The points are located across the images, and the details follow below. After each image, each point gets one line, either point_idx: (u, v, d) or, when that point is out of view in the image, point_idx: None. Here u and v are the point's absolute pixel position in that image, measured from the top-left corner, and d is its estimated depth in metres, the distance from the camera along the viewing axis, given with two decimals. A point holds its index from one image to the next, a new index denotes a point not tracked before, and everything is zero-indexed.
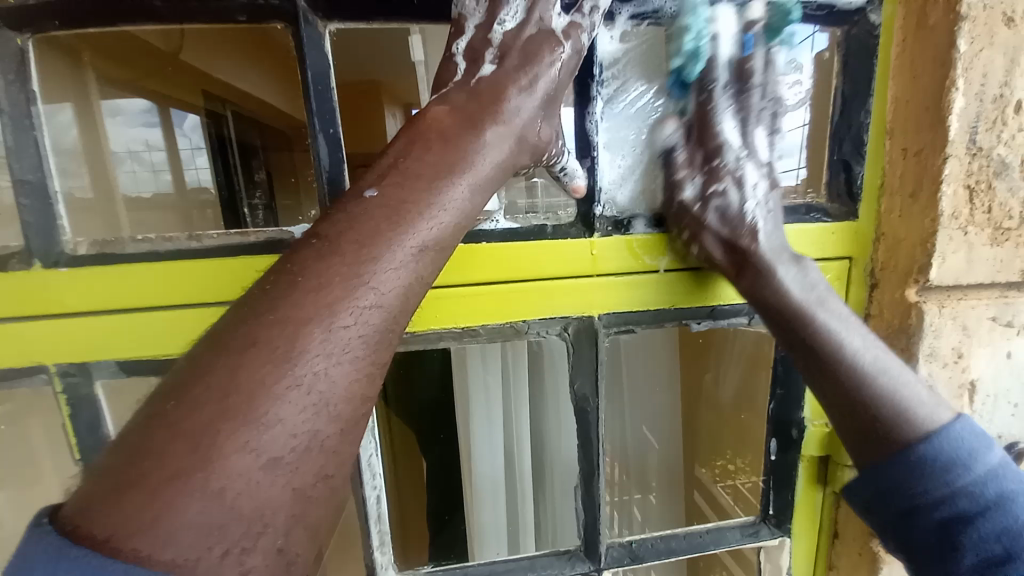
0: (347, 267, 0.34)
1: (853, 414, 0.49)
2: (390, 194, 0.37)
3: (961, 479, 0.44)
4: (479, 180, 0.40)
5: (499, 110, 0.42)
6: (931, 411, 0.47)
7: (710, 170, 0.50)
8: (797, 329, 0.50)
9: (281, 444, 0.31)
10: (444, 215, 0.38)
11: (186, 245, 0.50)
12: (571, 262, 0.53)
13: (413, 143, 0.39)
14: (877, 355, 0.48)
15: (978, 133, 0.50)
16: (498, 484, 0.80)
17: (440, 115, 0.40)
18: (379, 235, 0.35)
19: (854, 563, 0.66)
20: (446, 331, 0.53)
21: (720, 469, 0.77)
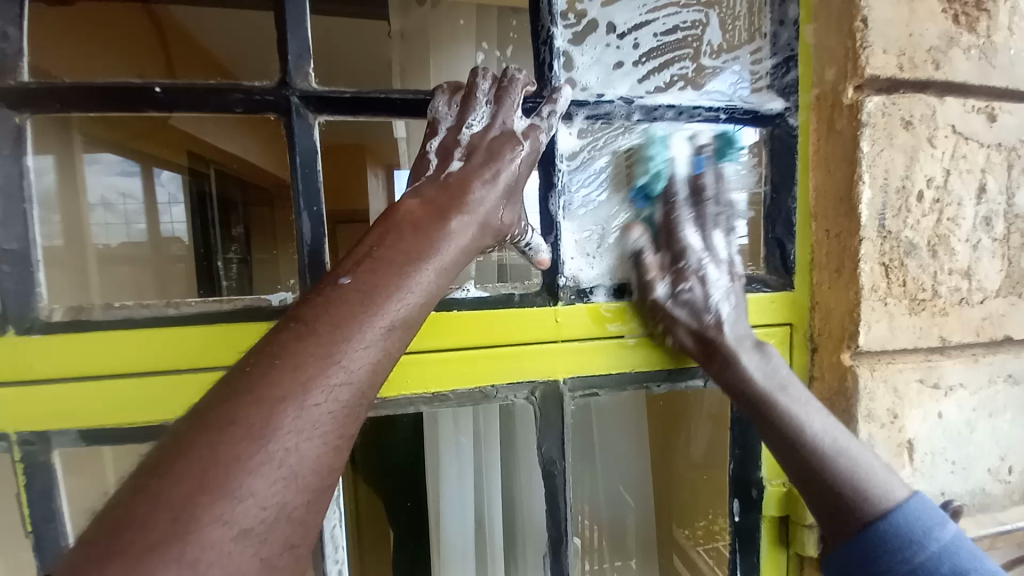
0: (321, 347, 0.36)
1: (817, 490, 0.51)
2: (364, 280, 0.40)
3: (918, 555, 0.45)
4: (445, 265, 0.44)
5: (465, 202, 0.47)
6: (885, 488, 0.49)
7: (676, 262, 0.56)
8: (762, 411, 0.54)
9: (251, 515, 0.31)
10: (412, 297, 0.41)
11: (162, 312, 0.52)
12: (537, 329, 0.56)
13: (388, 232, 0.43)
14: (833, 437, 0.51)
15: (886, 219, 0.58)
16: (470, 554, 0.77)
17: (412, 209, 0.45)
18: (353, 317, 0.38)
19: None
20: (417, 396, 0.55)
21: (702, 532, 0.78)
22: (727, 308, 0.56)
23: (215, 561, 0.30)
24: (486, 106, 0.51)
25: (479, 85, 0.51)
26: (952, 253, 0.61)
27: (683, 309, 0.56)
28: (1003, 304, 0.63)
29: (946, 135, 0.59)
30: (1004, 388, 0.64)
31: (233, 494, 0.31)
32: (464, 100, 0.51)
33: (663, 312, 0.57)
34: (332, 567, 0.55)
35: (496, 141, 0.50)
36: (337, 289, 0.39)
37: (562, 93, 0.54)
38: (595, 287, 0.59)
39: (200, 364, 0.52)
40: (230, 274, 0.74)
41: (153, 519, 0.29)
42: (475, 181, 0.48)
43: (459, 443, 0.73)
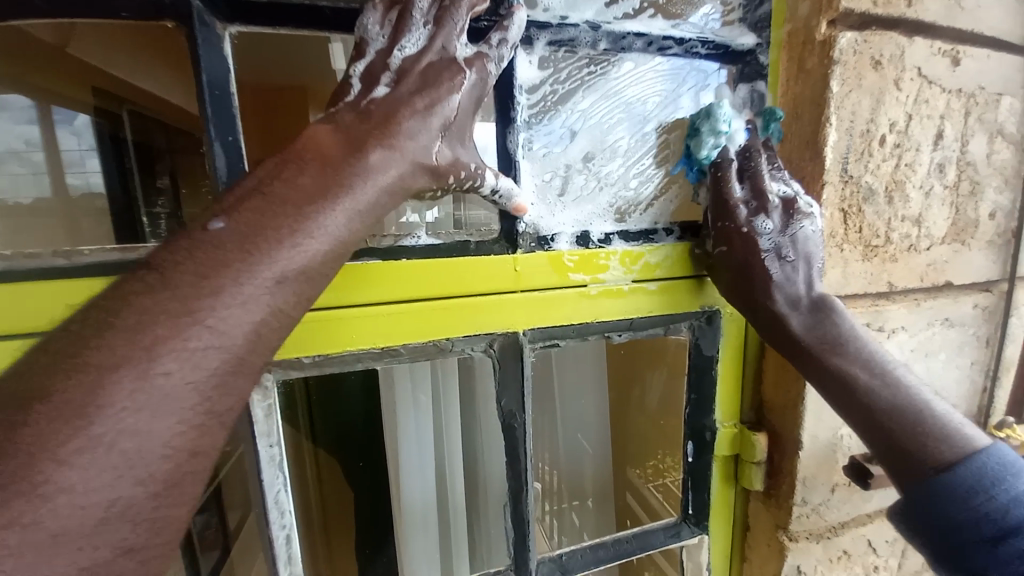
0: (182, 298, 0.32)
1: (879, 434, 0.50)
2: (244, 221, 0.35)
3: (989, 504, 0.45)
4: (360, 206, 0.38)
5: (392, 132, 0.41)
6: (960, 440, 0.48)
7: (759, 196, 0.53)
8: (823, 371, 0.52)
9: (65, 516, 0.28)
10: (312, 242, 0.36)
11: (53, 262, 0.44)
12: (494, 279, 0.53)
13: (283, 165, 0.37)
14: (897, 367, 0.51)
15: (848, 163, 0.57)
16: (429, 507, 0.76)
17: (315, 137, 0.39)
18: (225, 267, 0.33)
19: (763, 554, 0.71)
20: (363, 352, 0.50)
21: (652, 470, 0.82)
22: (778, 269, 0.53)
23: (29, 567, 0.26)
24: (422, 27, 0.43)
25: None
26: (906, 200, 0.61)
27: (752, 247, 0.53)
28: (946, 251, 0.65)
29: (911, 78, 0.58)
30: (939, 331, 0.67)
31: (104, 453, 0.29)
32: (398, 20, 0.43)
33: (740, 250, 0.54)
34: (279, 532, 0.52)
35: (435, 68, 0.43)
36: (208, 233, 0.34)
37: (515, 19, 0.47)
38: (557, 234, 0.55)
39: None
40: (155, 232, 0.53)
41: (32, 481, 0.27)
42: (405, 107, 0.42)
43: (415, 400, 0.70)
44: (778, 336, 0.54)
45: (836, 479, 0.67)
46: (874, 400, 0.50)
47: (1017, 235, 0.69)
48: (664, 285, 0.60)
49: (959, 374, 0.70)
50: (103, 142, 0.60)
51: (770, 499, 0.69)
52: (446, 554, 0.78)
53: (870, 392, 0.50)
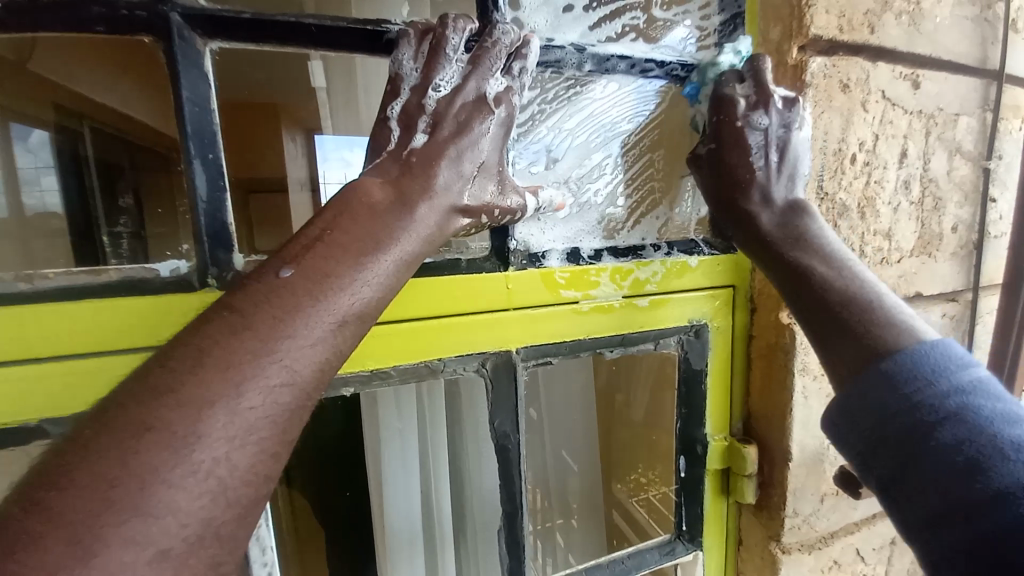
0: (258, 343, 0.30)
1: (820, 293, 0.49)
2: (312, 266, 0.34)
3: (932, 390, 0.40)
4: (406, 254, 0.39)
5: (429, 186, 0.42)
6: (902, 331, 0.45)
7: (759, 93, 0.54)
8: (779, 259, 0.53)
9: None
10: (367, 289, 0.35)
11: (12, 287, 0.41)
12: (486, 297, 0.52)
13: (342, 213, 0.37)
14: (853, 277, 0.50)
15: (823, 180, 0.60)
16: (416, 535, 0.73)
17: (371, 187, 0.40)
18: (298, 310, 0.32)
19: (756, 566, 0.71)
20: (353, 375, 0.49)
21: (635, 484, 0.82)
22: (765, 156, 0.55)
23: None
24: (457, 63, 0.44)
25: (448, 35, 0.43)
26: (877, 215, 0.64)
27: (744, 169, 0.56)
28: (915, 263, 0.69)
29: (876, 100, 0.62)
30: None
31: (113, 505, 0.25)
32: (431, 51, 0.44)
33: (724, 149, 0.56)
34: (262, 571, 0.49)
35: (468, 108, 0.44)
36: (276, 280, 0.33)
37: (533, 46, 0.46)
38: (548, 251, 0.55)
39: (71, 351, 0.42)
40: (118, 253, 0.49)
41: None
42: (445, 156, 0.43)
43: (400, 421, 0.67)
44: (749, 229, 0.55)
45: (824, 489, 0.68)
46: (826, 284, 0.50)
47: (976, 247, 0.73)
48: (654, 301, 0.60)
49: None
50: (62, 160, 0.56)
51: (761, 512, 0.70)
52: None
53: (824, 281, 0.50)
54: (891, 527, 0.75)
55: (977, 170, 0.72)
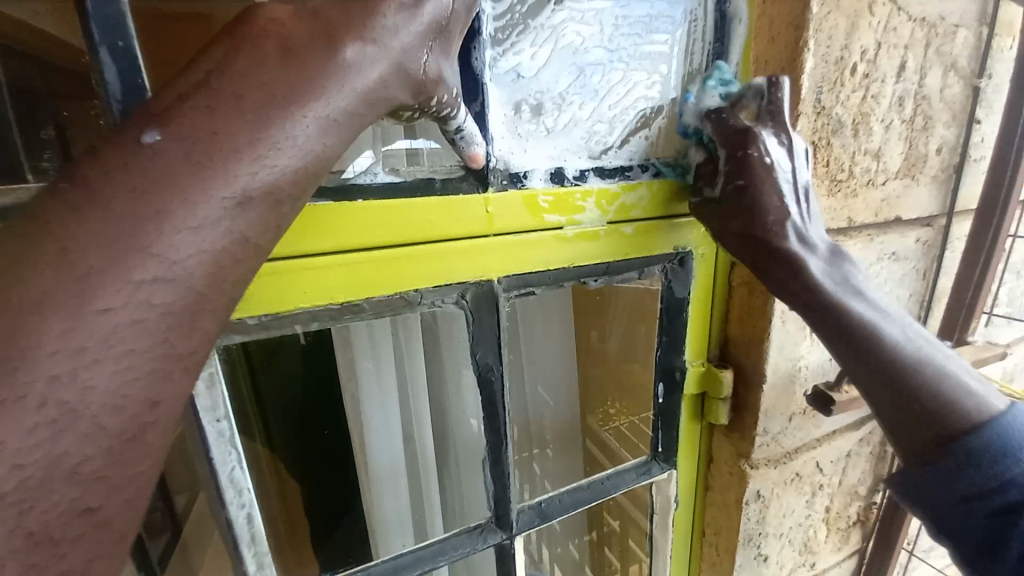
0: (122, 222, 0.26)
1: (891, 383, 0.49)
2: (192, 117, 0.28)
3: (1010, 470, 0.46)
4: (334, 114, 0.31)
5: (372, 26, 0.33)
6: (979, 402, 0.48)
7: (772, 82, 0.50)
8: (836, 324, 0.49)
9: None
10: (278, 157, 0.29)
11: None
12: (465, 222, 0.47)
13: (240, 48, 0.30)
14: (913, 340, 0.50)
15: (822, 93, 0.56)
16: (398, 469, 0.73)
17: (282, 16, 0.31)
18: (172, 183, 0.27)
19: (726, 481, 0.75)
20: (319, 309, 0.44)
21: (603, 414, 0.85)
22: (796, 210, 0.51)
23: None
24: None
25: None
26: (870, 133, 0.62)
27: (770, 211, 0.50)
28: (900, 185, 0.67)
29: (883, 4, 0.57)
30: (888, 264, 0.71)
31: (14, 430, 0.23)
32: None
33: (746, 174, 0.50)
34: (238, 514, 0.47)
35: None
36: (140, 146, 0.27)
37: None
38: (529, 170, 0.50)
39: None
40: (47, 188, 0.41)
41: None
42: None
43: (375, 362, 0.65)
44: (802, 280, 0.50)
45: (793, 409, 0.71)
46: (851, 313, 0.49)
47: (956, 170, 0.73)
48: (641, 228, 0.57)
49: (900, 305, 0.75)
50: None
51: (733, 432, 0.73)
52: (419, 516, 0.75)
53: (863, 321, 0.49)
54: (847, 441, 0.81)
55: (968, 90, 0.69)
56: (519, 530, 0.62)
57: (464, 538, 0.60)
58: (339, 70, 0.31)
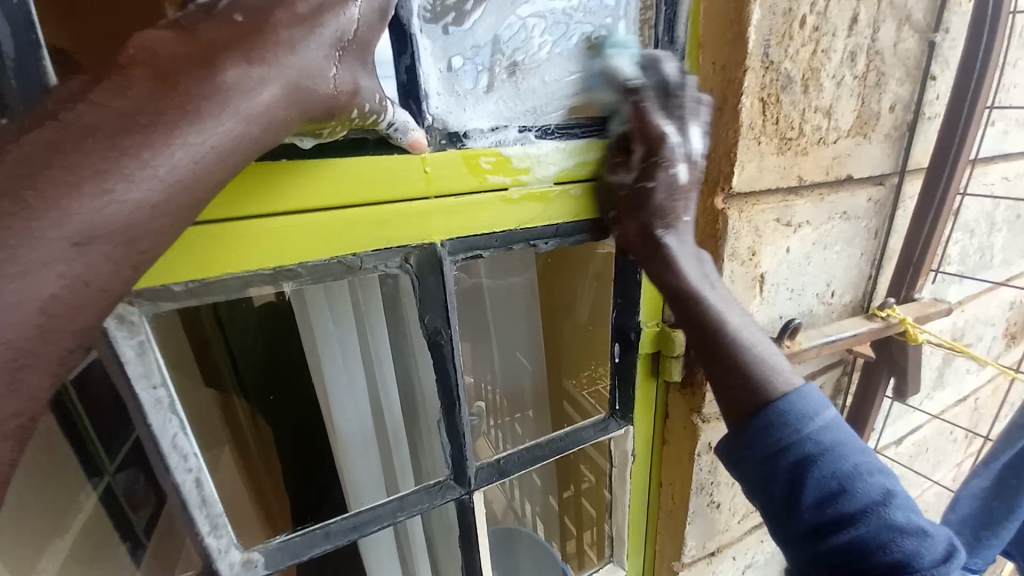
0: (9, 208, 0.27)
1: (733, 376, 0.52)
2: (32, 153, 0.27)
3: (803, 429, 0.49)
4: (213, 141, 0.31)
5: (263, 51, 0.32)
6: (785, 376, 0.52)
7: (652, 139, 0.51)
8: (704, 331, 0.53)
9: None
10: (137, 189, 0.29)
11: None
12: (402, 183, 0.47)
13: (102, 79, 0.29)
14: (747, 327, 0.53)
15: (770, 47, 0.55)
16: (368, 436, 0.73)
17: (157, 42, 0.30)
18: (12, 219, 0.27)
19: (680, 436, 0.78)
20: (252, 275, 0.43)
21: (586, 378, 0.84)
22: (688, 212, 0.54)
23: None
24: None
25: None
26: (820, 90, 0.61)
27: (678, 207, 0.53)
28: (850, 144, 0.68)
29: None
30: (837, 224, 0.72)
31: None
32: None
33: (636, 202, 0.54)
34: (184, 477, 0.47)
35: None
36: None
37: None
38: (471, 129, 0.49)
39: None
40: None
41: None
42: (280, 12, 0.33)
43: (337, 328, 0.65)
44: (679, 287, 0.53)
45: None
46: (737, 350, 0.52)
47: (908, 128, 0.73)
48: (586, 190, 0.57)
49: (850, 264, 0.77)
50: None
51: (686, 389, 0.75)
52: (391, 478, 0.77)
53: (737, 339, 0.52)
54: None
55: (922, 45, 0.69)
56: (477, 485, 0.64)
57: (423, 495, 0.61)
58: (240, 50, 0.32)
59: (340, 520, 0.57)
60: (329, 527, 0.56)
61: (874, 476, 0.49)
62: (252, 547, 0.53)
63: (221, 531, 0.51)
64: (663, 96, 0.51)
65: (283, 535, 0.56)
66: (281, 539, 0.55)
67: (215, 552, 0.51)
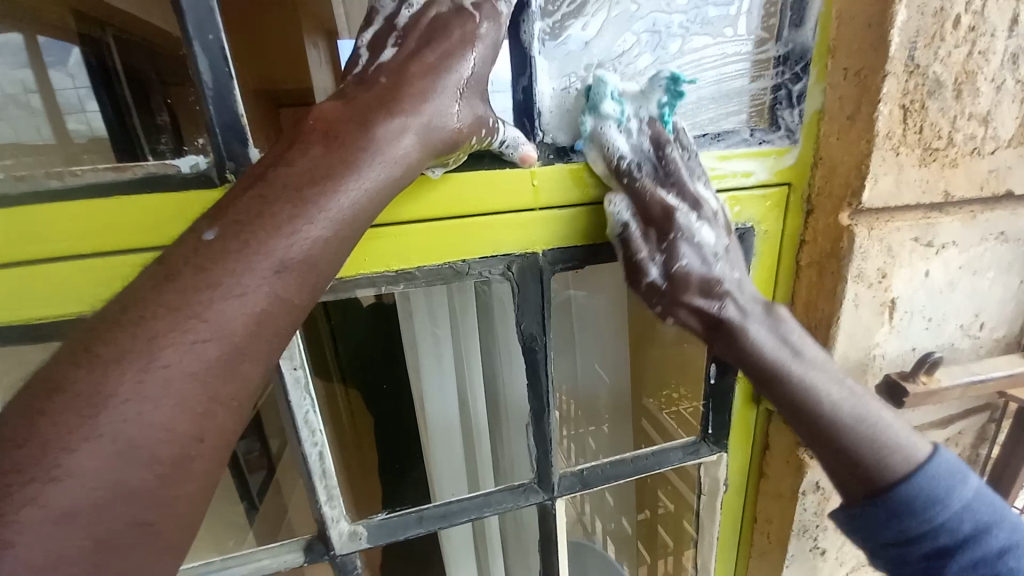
0: (223, 252, 0.33)
1: (858, 464, 0.50)
2: (243, 212, 0.34)
3: (942, 514, 0.48)
4: (370, 184, 0.38)
5: (405, 104, 0.40)
6: (912, 449, 0.50)
7: (665, 224, 0.49)
8: (804, 414, 0.51)
9: (154, 401, 0.31)
10: (317, 227, 0.35)
11: (44, 183, 0.43)
12: (511, 196, 0.50)
13: (292, 145, 0.37)
14: (850, 395, 0.51)
15: (915, 49, 0.50)
16: (453, 430, 0.77)
17: (328, 113, 0.39)
18: (226, 257, 0.33)
19: (781, 470, 0.72)
20: (378, 276, 0.49)
21: (666, 398, 0.83)
22: (694, 256, 0.50)
23: (127, 443, 0.30)
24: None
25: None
26: (976, 94, 0.54)
27: (691, 290, 0.51)
28: (1013, 155, 0.58)
29: None
30: (993, 246, 0.62)
31: (163, 362, 0.31)
32: None
33: (678, 288, 0.51)
34: (312, 449, 0.54)
35: (445, 16, 0.43)
36: (202, 242, 0.34)
37: None
38: (578, 145, 0.51)
39: (91, 251, 0.45)
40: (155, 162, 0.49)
41: (93, 386, 0.30)
42: (415, 64, 0.41)
43: (436, 330, 0.70)
44: (736, 350, 0.52)
45: None
46: (835, 418, 0.50)
47: None
48: None
49: (1008, 294, 0.66)
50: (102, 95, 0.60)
51: None
52: (473, 473, 0.81)
53: (833, 407, 0.50)
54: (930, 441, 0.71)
55: None
56: (560, 492, 0.65)
57: (508, 494, 0.63)
58: (388, 105, 0.39)
59: (433, 505, 0.61)
60: (422, 510, 0.60)
61: (1016, 554, 0.47)
62: (357, 520, 0.59)
63: (335, 501, 0.57)
64: (657, 171, 0.49)
65: (383, 513, 0.61)
66: (383, 517, 0.60)
67: (328, 520, 0.57)
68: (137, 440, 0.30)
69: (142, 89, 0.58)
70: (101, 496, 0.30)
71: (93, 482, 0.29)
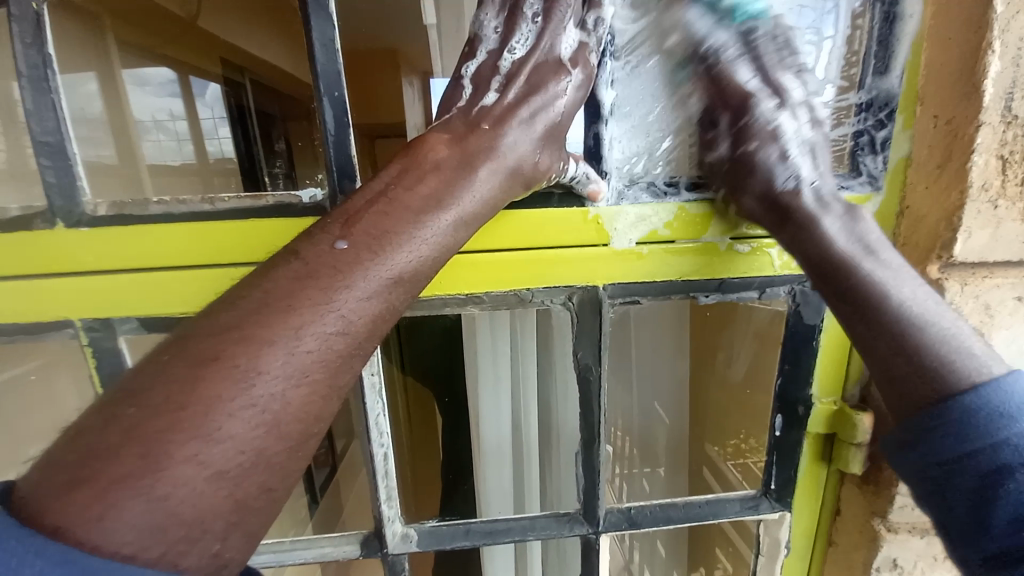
0: (340, 269, 0.40)
1: (899, 372, 0.46)
2: (369, 228, 0.42)
3: (1011, 428, 0.40)
4: (467, 216, 0.45)
5: (497, 148, 0.47)
6: (980, 363, 0.44)
7: (777, 91, 0.51)
8: (838, 280, 0.49)
9: (260, 408, 0.36)
10: (424, 248, 0.43)
11: (200, 207, 0.53)
12: (576, 232, 0.54)
13: (407, 172, 0.44)
14: (921, 299, 0.47)
15: (1014, 99, 0.47)
16: (504, 452, 0.80)
17: (438, 148, 0.46)
18: (354, 266, 0.40)
19: (852, 541, 0.66)
20: (450, 298, 0.55)
21: (732, 448, 0.78)
22: (807, 168, 0.51)
23: (226, 445, 0.34)
24: (532, 21, 0.49)
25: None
26: None
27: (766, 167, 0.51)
28: None
29: None
30: None
31: (270, 369, 0.36)
32: (511, 15, 0.49)
33: (742, 171, 0.52)
34: (378, 450, 0.59)
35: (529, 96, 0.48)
36: (334, 251, 0.40)
37: None
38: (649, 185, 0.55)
39: (225, 262, 0.54)
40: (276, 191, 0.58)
41: (212, 385, 0.35)
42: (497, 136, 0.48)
43: (497, 355, 0.74)
44: (816, 247, 0.49)
45: None
46: (897, 310, 0.46)
47: None
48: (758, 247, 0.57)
49: None
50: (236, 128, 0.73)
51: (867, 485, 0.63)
52: (519, 498, 0.81)
53: (897, 299, 0.47)
54: None
55: None
56: (605, 528, 0.64)
57: (552, 522, 0.64)
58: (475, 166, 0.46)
59: (480, 522, 0.63)
60: (469, 526, 0.63)
61: None
62: (409, 524, 0.64)
63: (392, 502, 0.62)
64: (778, 44, 0.52)
65: (432, 522, 0.64)
66: (432, 525, 0.63)
67: (385, 520, 0.62)
68: (242, 439, 0.35)
69: (267, 125, 0.71)
70: (208, 488, 0.34)
71: (220, 473, 0.34)
